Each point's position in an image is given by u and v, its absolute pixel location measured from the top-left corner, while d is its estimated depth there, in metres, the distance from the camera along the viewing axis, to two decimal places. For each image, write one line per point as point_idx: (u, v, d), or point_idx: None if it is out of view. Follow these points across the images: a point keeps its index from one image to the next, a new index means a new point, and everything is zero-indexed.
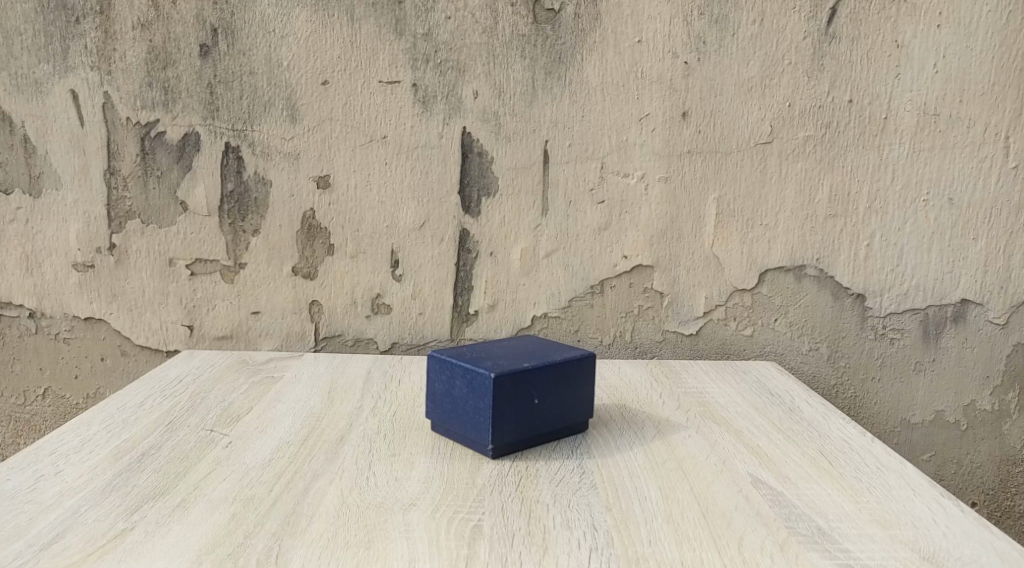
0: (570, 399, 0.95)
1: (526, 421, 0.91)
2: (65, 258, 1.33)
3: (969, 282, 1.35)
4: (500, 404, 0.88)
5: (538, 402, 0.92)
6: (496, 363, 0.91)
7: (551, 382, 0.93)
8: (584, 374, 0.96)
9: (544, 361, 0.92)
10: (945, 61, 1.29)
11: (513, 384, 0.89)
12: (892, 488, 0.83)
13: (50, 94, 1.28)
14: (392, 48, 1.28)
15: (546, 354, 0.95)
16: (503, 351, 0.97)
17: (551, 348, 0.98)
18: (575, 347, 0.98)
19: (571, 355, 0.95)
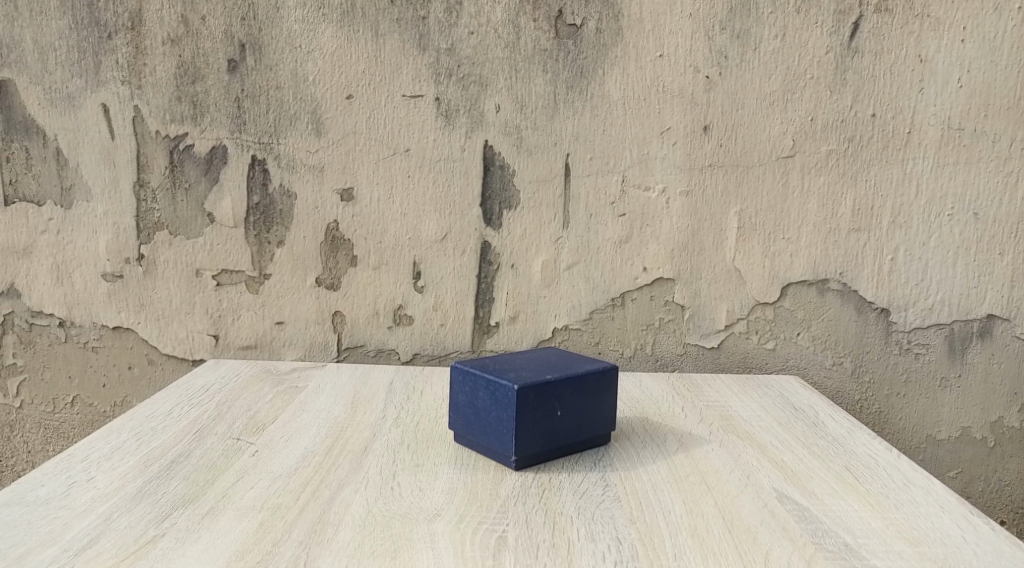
0: (593, 411, 0.95)
1: (549, 433, 0.91)
2: (94, 268, 1.35)
3: (994, 296, 1.34)
4: (523, 415, 0.88)
5: (561, 414, 0.92)
6: (518, 374, 0.92)
7: (574, 394, 0.93)
8: (607, 386, 0.97)
9: (566, 373, 0.92)
10: (969, 76, 1.28)
11: (537, 396, 0.89)
12: (920, 505, 0.82)
13: (83, 108, 1.31)
14: (416, 62, 1.30)
15: (569, 367, 0.95)
16: (525, 362, 0.97)
17: (574, 360, 0.98)
18: (597, 360, 0.99)
19: (594, 367, 0.95)
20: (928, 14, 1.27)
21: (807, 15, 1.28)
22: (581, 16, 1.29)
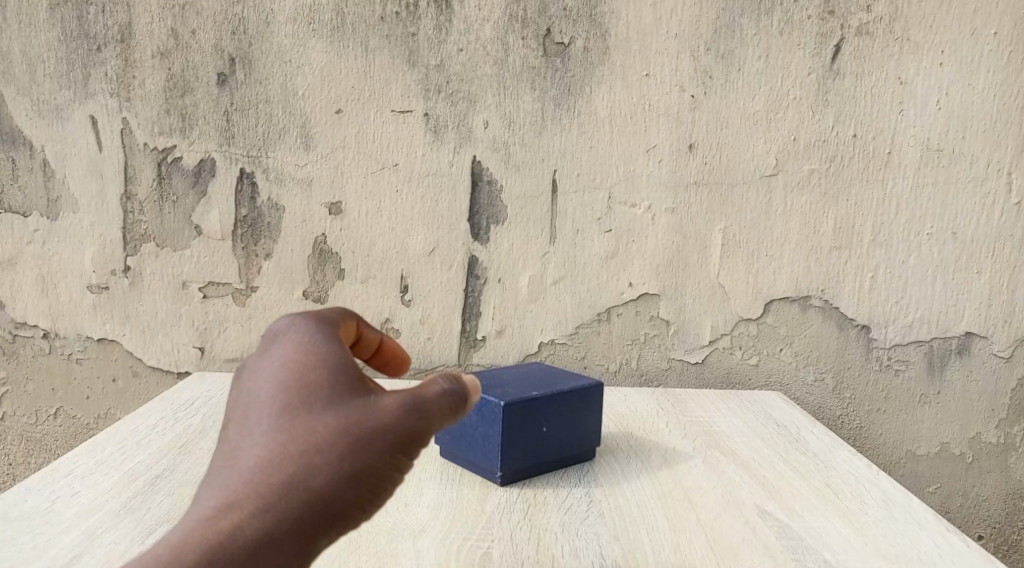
0: (578, 428, 0.96)
1: (534, 449, 0.92)
2: (79, 280, 1.35)
3: (972, 314, 1.36)
4: (508, 431, 0.89)
5: (546, 430, 0.93)
6: (505, 391, 0.93)
7: (559, 411, 0.94)
8: (592, 403, 0.98)
9: (553, 391, 0.93)
10: (947, 98, 1.31)
11: (523, 412, 0.90)
12: (898, 522, 0.84)
13: (70, 119, 1.31)
14: (405, 78, 1.31)
15: (554, 383, 0.96)
16: (511, 378, 0.99)
17: (559, 377, 0.99)
18: (582, 376, 1.00)
19: (579, 384, 0.97)
20: (907, 38, 1.30)
21: (790, 36, 1.30)
22: (569, 34, 1.31)
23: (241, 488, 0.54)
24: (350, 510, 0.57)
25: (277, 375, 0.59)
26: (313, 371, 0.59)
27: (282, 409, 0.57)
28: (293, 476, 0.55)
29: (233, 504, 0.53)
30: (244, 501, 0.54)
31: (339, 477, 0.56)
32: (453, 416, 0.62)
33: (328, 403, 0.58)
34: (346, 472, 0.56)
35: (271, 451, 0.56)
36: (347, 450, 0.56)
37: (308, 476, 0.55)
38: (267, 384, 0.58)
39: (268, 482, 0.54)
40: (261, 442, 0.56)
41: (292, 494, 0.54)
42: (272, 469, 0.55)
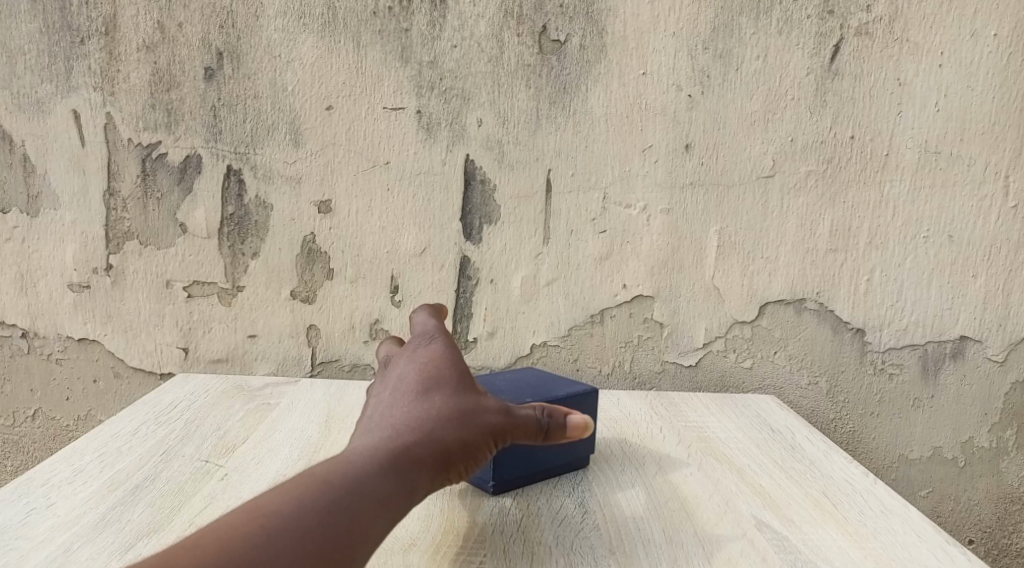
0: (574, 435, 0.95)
1: (529, 456, 0.90)
2: (60, 278, 1.32)
3: (967, 318, 1.35)
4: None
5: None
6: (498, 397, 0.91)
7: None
8: (588, 409, 0.96)
9: (545, 398, 0.91)
10: (946, 100, 1.30)
11: None
12: (897, 533, 0.83)
13: (51, 113, 1.28)
14: (397, 75, 1.28)
15: (550, 390, 0.95)
16: (506, 384, 0.97)
17: (555, 382, 0.98)
18: (578, 382, 0.98)
19: (573, 390, 0.95)
20: (907, 39, 1.28)
21: (789, 36, 1.28)
22: (565, 32, 1.28)
23: (398, 427, 0.75)
24: (460, 467, 0.76)
25: (426, 359, 0.84)
26: (451, 361, 0.84)
27: (424, 384, 0.80)
28: (434, 421, 0.76)
29: (392, 433, 0.75)
30: (401, 433, 0.74)
31: (461, 431, 0.76)
32: (547, 435, 0.79)
33: (460, 384, 0.81)
34: (468, 430, 0.76)
35: (420, 404, 0.78)
36: (470, 416, 0.77)
37: (443, 427, 0.75)
38: (417, 366, 0.84)
39: (419, 424, 0.75)
40: (409, 403, 0.78)
41: (429, 436, 0.74)
42: (419, 418, 0.76)
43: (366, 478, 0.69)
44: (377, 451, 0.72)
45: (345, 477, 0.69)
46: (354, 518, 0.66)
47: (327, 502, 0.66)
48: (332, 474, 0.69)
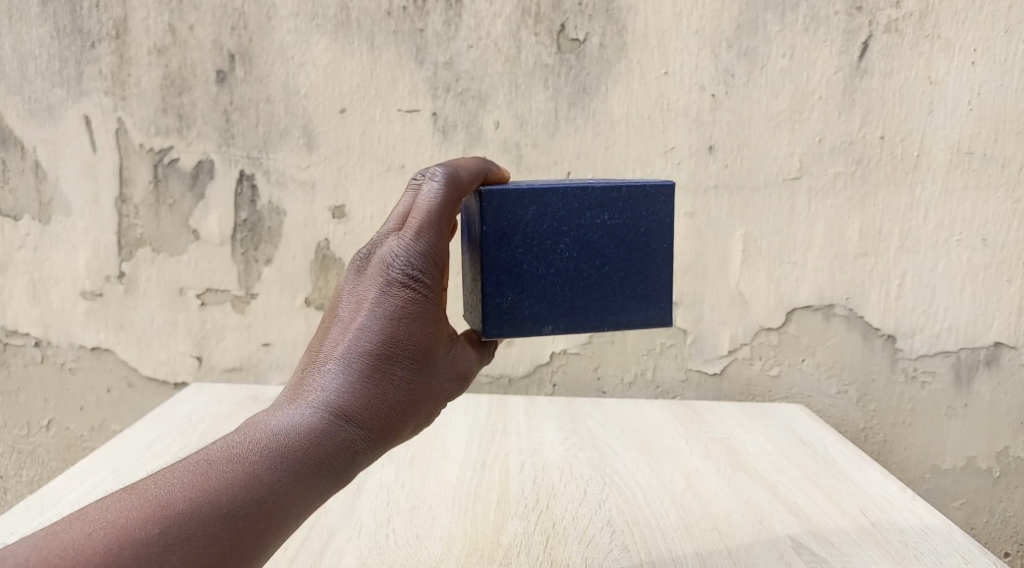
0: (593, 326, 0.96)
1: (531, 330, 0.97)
2: (73, 286, 1.31)
3: (1003, 325, 1.28)
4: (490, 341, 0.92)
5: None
6: (517, 307, 0.88)
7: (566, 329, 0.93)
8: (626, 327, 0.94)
9: (572, 327, 0.90)
10: (979, 99, 1.22)
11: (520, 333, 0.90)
12: (941, 555, 0.83)
13: (63, 119, 1.27)
14: (412, 76, 1.25)
15: (591, 307, 0.90)
16: (562, 259, 0.88)
17: (615, 292, 0.90)
18: (640, 303, 0.91)
19: (616, 321, 0.91)
20: (938, 35, 1.21)
21: (815, 33, 1.22)
22: (584, 31, 1.24)
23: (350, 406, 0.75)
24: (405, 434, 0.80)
25: (407, 305, 0.78)
26: (431, 314, 0.79)
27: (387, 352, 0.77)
28: (394, 397, 0.77)
29: (344, 404, 0.75)
30: (349, 408, 0.75)
31: (416, 405, 0.79)
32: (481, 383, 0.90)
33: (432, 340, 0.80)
34: (421, 402, 0.79)
35: (387, 369, 0.77)
36: (426, 393, 0.79)
37: (399, 403, 0.77)
38: (393, 313, 0.78)
39: (376, 398, 0.76)
40: (366, 375, 0.76)
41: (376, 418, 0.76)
42: (372, 399, 0.76)
43: (307, 482, 0.72)
44: (319, 439, 0.73)
45: (280, 481, 0.70)
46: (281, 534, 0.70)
47: (261, 518, 0.68)
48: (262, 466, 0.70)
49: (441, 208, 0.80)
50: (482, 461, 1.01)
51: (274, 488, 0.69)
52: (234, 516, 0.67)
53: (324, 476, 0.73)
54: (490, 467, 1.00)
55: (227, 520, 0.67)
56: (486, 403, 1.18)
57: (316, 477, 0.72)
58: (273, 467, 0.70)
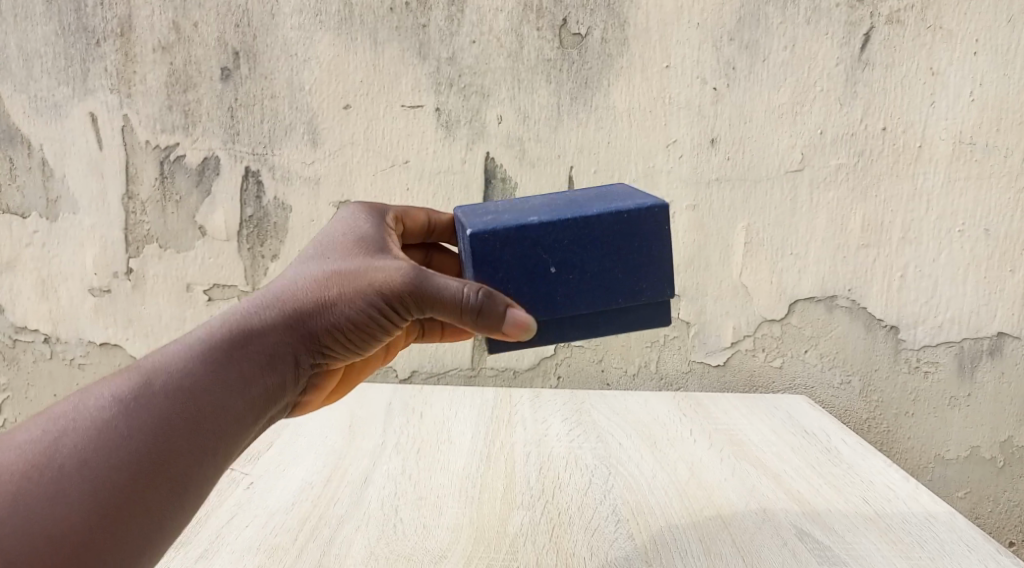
0: (604, 271, 0.85)
1: (541, 295, 0.84)
2: (81, 283, 1.34)
3: (1005, 315, 1.28)
4: (481, 266, 0.82)
5: (556, 271, 0.84)
6: (494, 218, 0.85)
7: (563, 242, 0.83)
8: (629, 237, 0.84)
9: (557, 216, 0.83)
10: (981, 90, 1.21)
11: (505, 240, 0.82)
12: (945, 543, 0.84)
13: (70, 117, 1.28)
14: (416, 72, 1.26)
15: (575, 207, 0.85)
16: (534, 203, 0.89)
17: (597, 201, 0.87)
18: (627, 199, 0.86)
19: (604, 208, 0.84)
20: (940, 27, 1.20)
21: (817, 25, 1.22)
22: (586, 25, 1.24)
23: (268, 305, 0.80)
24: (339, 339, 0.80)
25: (333, 239, 0.87)
26: (357, 240, 0.86)
27: (310, 263, 0.83)
28: (305, 302, 0.80)
29: (255, 310, 0.80)
30: (260, 313, 0.79)
31: (331, 310, 0.80)
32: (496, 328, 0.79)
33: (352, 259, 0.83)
34: (340, 308, 0.79)
35: (300, 281, 0.82)
36: (351, 289, 0.80)
37: (317, 301, 0.80)
38: (320, 244, 0.87)
39: (287, 303, 0.80)
40: (287, 281, 0.82)
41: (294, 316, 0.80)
42: (290, 298, 0.80)
43: (214, 365, 0.75)
44: (232, 330, 0.77)
45: (189, 363, 0.74)
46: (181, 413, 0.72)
47: (163, 390, 0.72)
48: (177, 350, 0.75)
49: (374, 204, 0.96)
50: (488, 453, 1.02)
51: (178, 368, 0.74)
52: (123, 389, 0.72)
53: (224, 367, 0.75)
54: (496, 458, 1.01)
55: (118, 392, 0.72)
56: (491, 396, 1.19)
57: (223, 361, 0.75)
58: (174, 353, 0.75)
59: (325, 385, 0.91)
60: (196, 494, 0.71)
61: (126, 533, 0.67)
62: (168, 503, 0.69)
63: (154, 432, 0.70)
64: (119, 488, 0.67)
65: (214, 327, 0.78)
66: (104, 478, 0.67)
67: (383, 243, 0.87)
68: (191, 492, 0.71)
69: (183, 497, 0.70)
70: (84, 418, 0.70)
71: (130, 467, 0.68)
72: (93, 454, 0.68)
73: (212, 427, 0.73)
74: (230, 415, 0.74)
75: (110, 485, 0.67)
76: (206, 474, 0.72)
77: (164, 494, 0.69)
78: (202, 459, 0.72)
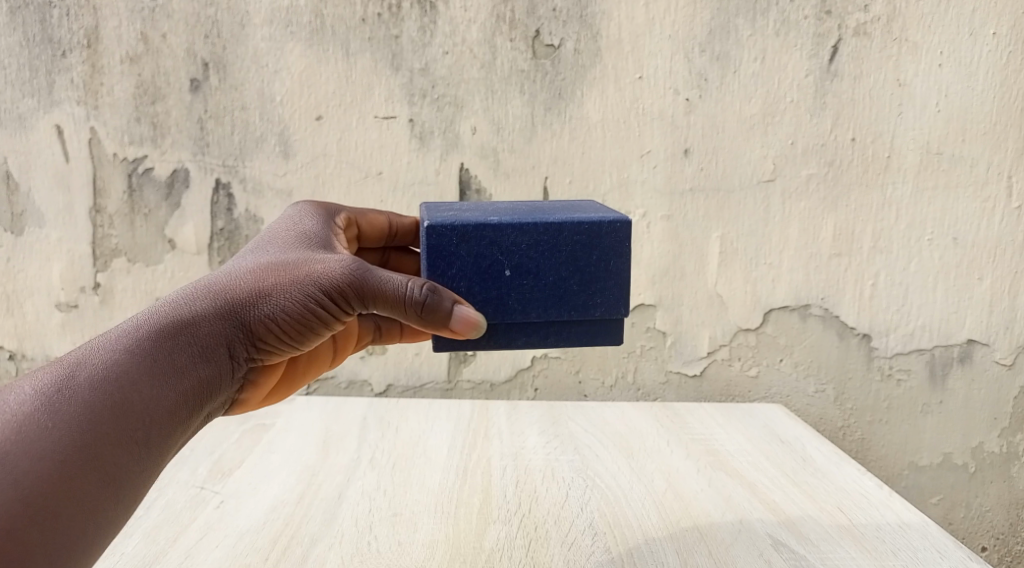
0: (560, 280, 0.85)
1: (493, 297, 0.84)
2: (46, 298, 1.31)
3: (974, 322, 1.29)
4: (435, 261, 0.83)
5: (511, 274, 0.84)
6: (457, 215, 0.86)
7: (521, 246, 0.84)
8: (588, 248, 0.85)
9: (517, 218, 0.84)
10: (947, 100, 1.23)
11: (461, 236, 0.83)
12: (918, 551, 0.84)
13: (34, 129, 1.26)
14: (388, 83, 1.25)
15: (541, 214, 0.86)
16: (499, 208, 0.90)
17: (564, 212, 0.88)
18: (595, 213, 0.87)
19: (566, 216, 0.85)
20: (906, 39, 1.22)
21: (786, 38, 1.23)
22: (559, 36, 1.24)
23: (204, 295, 0.78)
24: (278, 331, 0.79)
25: (277, 237, 0.86)
26: (303, 238, 0.86)
27: (253, 257, 0.83)
28: (241, 291, 0.78)
29: (186, 299, 0.78)
30: (192, 302, 0.77)
31: (269, 300, 0.78)
32: (443, 326, 0.79)
33: (292, 251, 0.83)
34: (278, 299, 0.78)
35: (236, 270, 0.80)
36: (291, 280, 0.79)
37: (255, 290, 0.78)
38: (264, 242, 0.86)
39: (221, 292, 0.78)
40: (227, 273, 0.80)
41: (230, 306, 0.78)
42: (227, 289, 0.79)
43: (145, 355, 0.73)
44: (165, 318, 0.75)
45: (119, 353, 0.72)
46: (111, 407, 0.70)
47: (92, 382, 0.70)
48: (107, 340, 0.73)
49: (324, 209, 0.96)
50: (463, 467, 1.01)
51: (108, 357, 0.72)
52: (49, 381, 0.70)
53: (157, 357, 0.73)
54: (472, 472, 1.00)
55: (43, 384, 0.69)
56: (467, 408, 1.18)
57: (153, 352, 0.73)
58: (103, 342, 0.73)
59: (265, 385, 0.89)
60: (130, 489, 0.70)
61: (58, 530, 0.65)
62: (101, 498, 0.68)
63: (81, 424, 0.68)
64: (47, 482, 0.65)
65: (144, 316, 0.76)
66: (29, 474, 0.64)
67: (323, 238, 0.87)
68: (123, 487, 0.69)
69: (114, 495, 0.68)
70: (6, 411, 0.67)
71: (58, 461, 0.66)
72: (18, 448, 0.65)
73: (144, 419, 0.71)
74: (162, 407, 0.73)
75: (38, 480, 0.65)
76: (140, 468, 0.70)
77: (90, 489, 0.67)
78: (133, 455, 0.70)
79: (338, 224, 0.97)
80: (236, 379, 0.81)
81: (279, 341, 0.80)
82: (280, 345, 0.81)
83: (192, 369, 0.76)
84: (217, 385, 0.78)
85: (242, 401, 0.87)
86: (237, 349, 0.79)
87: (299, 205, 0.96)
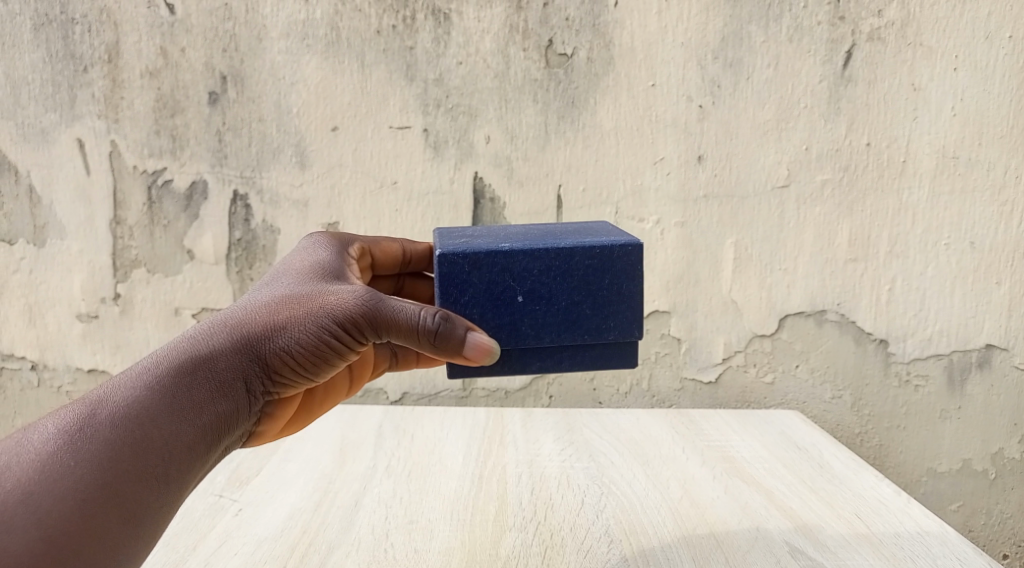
0: (572, 304, 0.86)
1: (505, 322, 0.85)
2: (68, 308, 1.33)
3: (993, 326, 1.28)
4: (448, 288, 0.84)
5: (523, 299, 0.85)
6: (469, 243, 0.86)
7: (534, 272, 0.84)
8: (600, 272, 0.85)
9: (529, 244, 0.84)
10: (962, 104, 1.23)
11: (472, 263, 0.83)
12: (937, 558, 0.84)
13: (57, 143, 1.28)
14: (403, 93, 1.26)
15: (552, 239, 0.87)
16: (511, 234, 0.91)
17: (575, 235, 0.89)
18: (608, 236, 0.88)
19: (579, 241, 0.85)
20: (921, 43, 1.22)
21: (800, 43, 1.23)
22: (571, 45, 1.25)
23: (221, 331, 0.79)
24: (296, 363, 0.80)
25: (291, 269, 0.88)
26: (316, 268, 0.87)
27: (269, 290, 0.84)
28: (256, 326, 0.80)
29: (203, 335, 0.79)
30: (209, 337, 0.79)
31: (284, 334, 0.79)
32: (459, 353, 0.80)
33: (305, 282, 0.84)
34: (293, 331, 0.79)
35: (250, 304, 0.82)
36: (305, 311, 0.80)
37: (269, 325, 0.80)
38: (278, 274, 0.87)
39: (237, 327, 0.79)
40: (243, 307, 0.82)
41: (246, 341, 0.79)
42: (243, 323, 0.80)
43: (163, 394, 0.74)
44: (181, 356, 0.77)
45: (137, 393, 0.73)
46: (130, 445, 0.71)
47: (111, 424, 0.71)
48: (126, 381, 0.75)
49: (335, 238, 0.97)
50: (479, 474, 1.01)
51: (125, 398, 0.73)
52: (71, 422, 0.71)
53: (174, 394, 0.75)
54: (488, 480, 1.00)
55: (65, 424, 0.71)
56: (482, 416, 1.19)
57: (171, 391, 0.75)
58: (122, 381, 0.75)
59: (282, 415, 0.90)
60: (149, 523, 0.70)
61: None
62: (123, 535, 0.69)
63: (102, 461, 0.70)
64: (70, 523, 0.66)
65: (162, 355, 0.77)
66: (53, 511, 0.66)
67: (336, 268, 0.88)
68: (143, 520, 0.70)
69: (137, 529, 0.70)
70: (30, 453, 0.69)
71: (79, 501, 0.67)
72: (41, 487, 0.67)
73: (163, 454, 0.72)
74: (181, 442, 0.74)
75: (60, 519, 0.66)
76: (159, 502, 0.71)
77: (113, 525, 0.68)
78: (155, 489, 0.71)
79: (351, 252, 0.98)
80: (254, 413, 0.82)
81: (294, 373, 0.81)
82: (296, 377, 0.82)
83: (210, 405, 0.77)
84: (236, 420, 0.79)
85: (260, 433, 0.88)
86: (254, 383, 0.80)
87: (312, 235, 0.97)
